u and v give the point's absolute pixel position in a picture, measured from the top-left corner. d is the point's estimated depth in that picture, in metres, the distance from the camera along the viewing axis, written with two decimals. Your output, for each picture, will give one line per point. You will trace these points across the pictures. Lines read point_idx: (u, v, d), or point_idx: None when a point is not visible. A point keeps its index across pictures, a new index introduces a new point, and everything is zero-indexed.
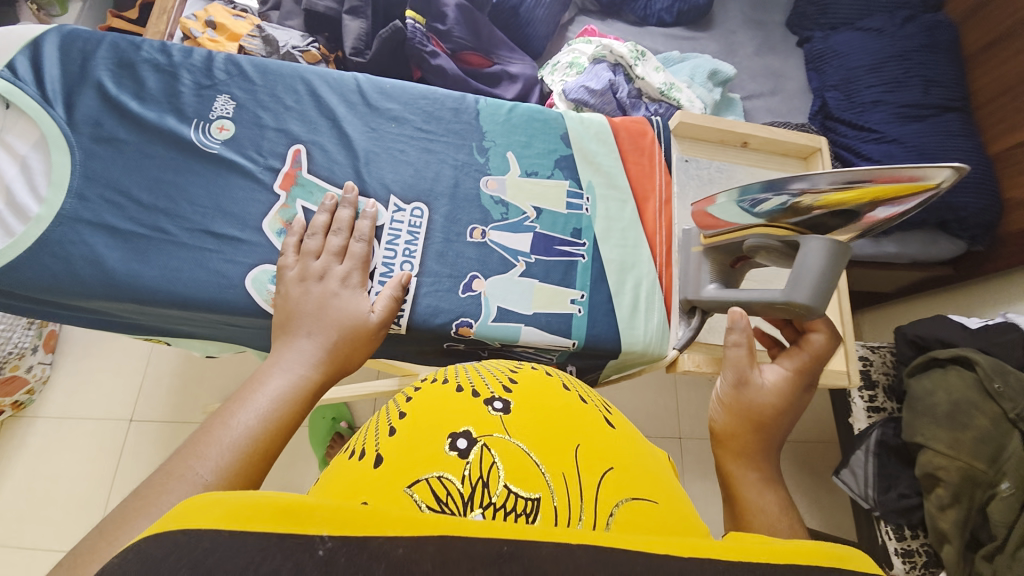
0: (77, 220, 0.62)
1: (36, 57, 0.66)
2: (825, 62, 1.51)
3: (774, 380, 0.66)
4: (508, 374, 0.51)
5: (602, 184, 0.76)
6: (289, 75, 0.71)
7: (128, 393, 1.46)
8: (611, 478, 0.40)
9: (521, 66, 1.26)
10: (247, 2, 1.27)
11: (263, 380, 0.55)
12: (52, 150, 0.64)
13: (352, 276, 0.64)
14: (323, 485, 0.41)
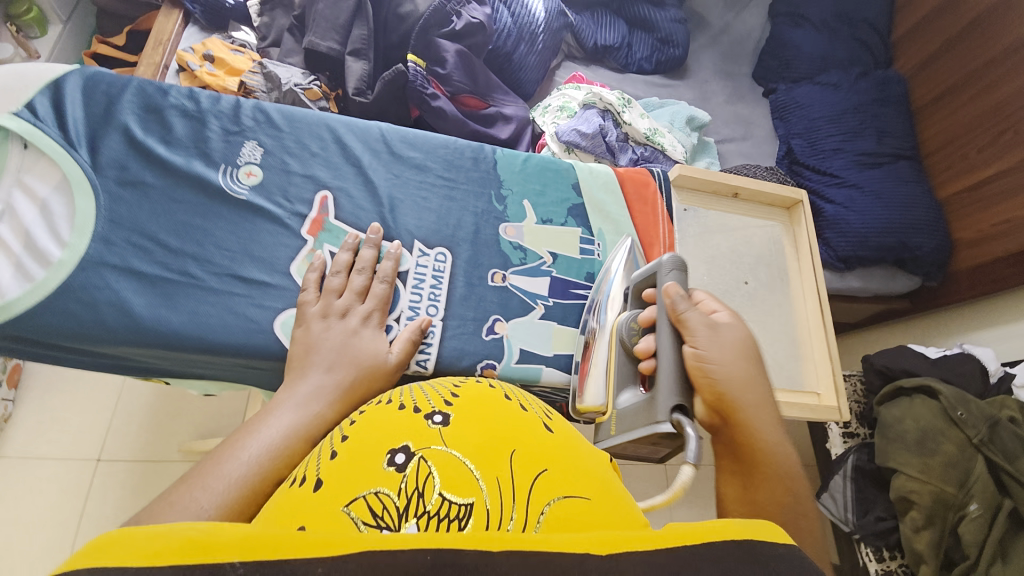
0: (101, 264, 0.61)
1: (55, 97, 0.64)
2: (789, 112, 1.64)
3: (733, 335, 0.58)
4: (450, 389, 0.54)
5: (611, 232, 0.80)
6: (315, 122, 0.72)
7: (95, 431, 1.38)
8: (544, 478, 0.42)
9: (514, 107, 1.33)
10: (245, 37, 1.28)
11: (275, 413, 0.53)
12: (76, 195, 0.62)
13: (373, 316, 0.65)
14: (262, 518, 0.41)
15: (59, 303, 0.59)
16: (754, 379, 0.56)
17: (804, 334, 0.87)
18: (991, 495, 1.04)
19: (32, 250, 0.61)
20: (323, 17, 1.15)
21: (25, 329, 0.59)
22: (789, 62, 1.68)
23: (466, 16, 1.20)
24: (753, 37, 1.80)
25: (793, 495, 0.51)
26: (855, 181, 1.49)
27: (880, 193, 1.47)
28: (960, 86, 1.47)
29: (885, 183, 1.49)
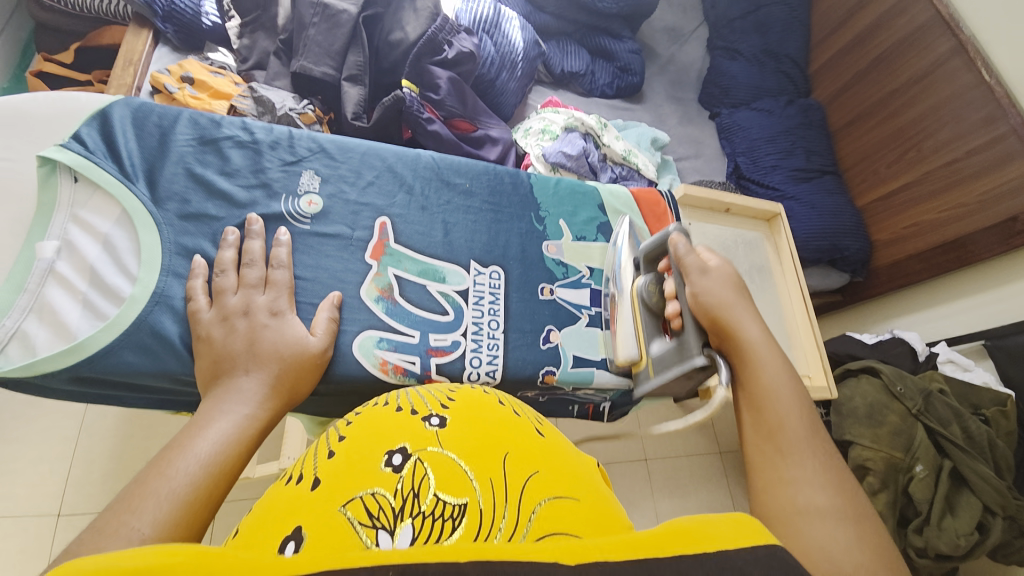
0: (169, 298, 0.56)
1: (108, 130, 0.59)
2: (733, 133, 1.82)
3: (719, 274, 0.65)
4: (447, 394, 0.54)
5: None
6: (365, 151, 0.70)
7: (51, 486, 1.29)
8: (536, 480, 0.43)
9: (498, 130, 1.37)
10: (224, 59, 1.25)
11: (201, 424, 0.46)
12: (138, 227, 0.57)
13: (279, 304, 0.57)
14: (258, 517, 0.40)
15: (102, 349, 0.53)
16: (737, 300, 0.63)
17: (790, 326, 0.95)
18: (933, 458, 1.24)
19: (97, 287, 0.56)
20: (314, 42, 1.16)
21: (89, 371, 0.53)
22: (729, 89, 1.88)
23: (456, 45, 1.27)
24: (694, 66, 2.00)
25: (789, 384, 0.56)
26: (793, 194, 1.72)
27: (815, 203, 1.70)
28: (869, 111, 1.75)
29: (818, 195, 1.73)
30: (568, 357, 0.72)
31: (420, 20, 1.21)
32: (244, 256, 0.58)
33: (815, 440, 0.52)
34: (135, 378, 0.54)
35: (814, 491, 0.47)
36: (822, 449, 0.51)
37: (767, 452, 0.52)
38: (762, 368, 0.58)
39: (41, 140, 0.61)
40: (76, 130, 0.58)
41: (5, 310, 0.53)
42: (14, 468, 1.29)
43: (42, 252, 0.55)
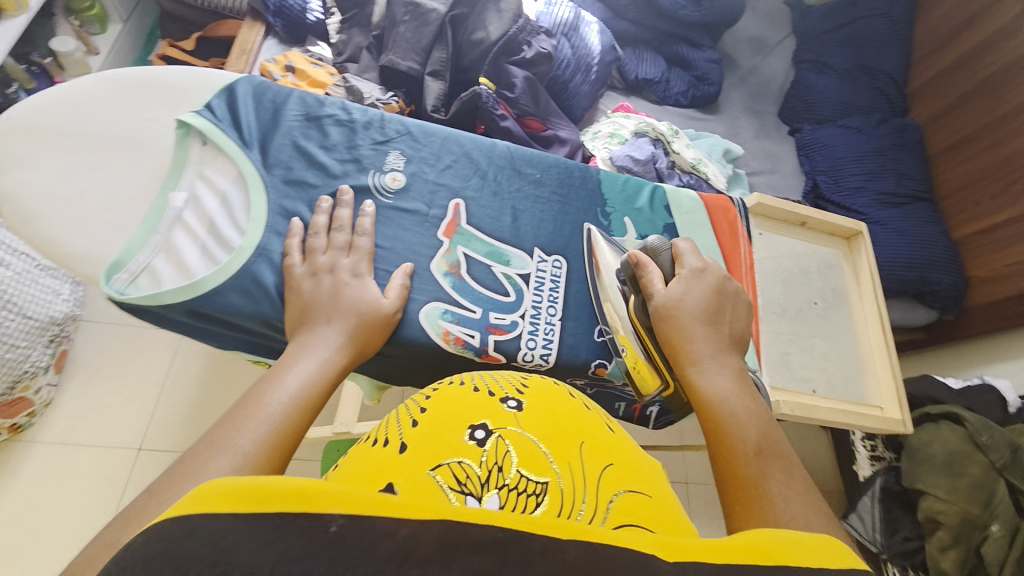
0: (271, 253, 0.63)
1: (233, 102, 0.68)
2: (814, 151, 1.73)
3: (683, 295, 0.64)
4: (520, 380, 0.56)
5: (702, 250, 0.77)
6: (446, 136, 0.75)
7: (138, 422, 1.45)
8: (611, 472, 0.45)
9: (568, 131, 1.39)
10: (323, 52, 1.36)
11: (291, 363, 0.52)
12: (251, 188, 0.65)
13: (359, 267, 0.63)
14: (347, 470, 0.44)
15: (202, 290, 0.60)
16: (715, 344, 0.62)
17: (865, 352, 0.86)
18: (1014, 516, 1.13)
19: (214, 238, 0.64)
20: (403, 39, 1.24)
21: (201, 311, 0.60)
22: (812, 105, 1.80)
23: (535, 46, 1.30)
24: (777, 79, 1.93)
25: (760, 423, 0.55)
26: (878, 218, 1.60)
27: (901, 230, 1.58)
28: (973, 137, 1.60)
29: (907, 222, 1.60)
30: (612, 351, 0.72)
31: (503, 21, 1.27)
32: (334, 221, 0.64)
33: (795, 486, 0.49)
34: (236, 319, 0.61)
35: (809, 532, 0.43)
36: (801, 484, 0.49)
37: (745, 479, 0.49)
38: (729, 415, 0.55)
39: (176, 104, 0.69)
40: (206, 98, 0.67)
41: (139, 247, 0.62)
42: (111, 402, 1.47)
43: (174, 201, 0.64)
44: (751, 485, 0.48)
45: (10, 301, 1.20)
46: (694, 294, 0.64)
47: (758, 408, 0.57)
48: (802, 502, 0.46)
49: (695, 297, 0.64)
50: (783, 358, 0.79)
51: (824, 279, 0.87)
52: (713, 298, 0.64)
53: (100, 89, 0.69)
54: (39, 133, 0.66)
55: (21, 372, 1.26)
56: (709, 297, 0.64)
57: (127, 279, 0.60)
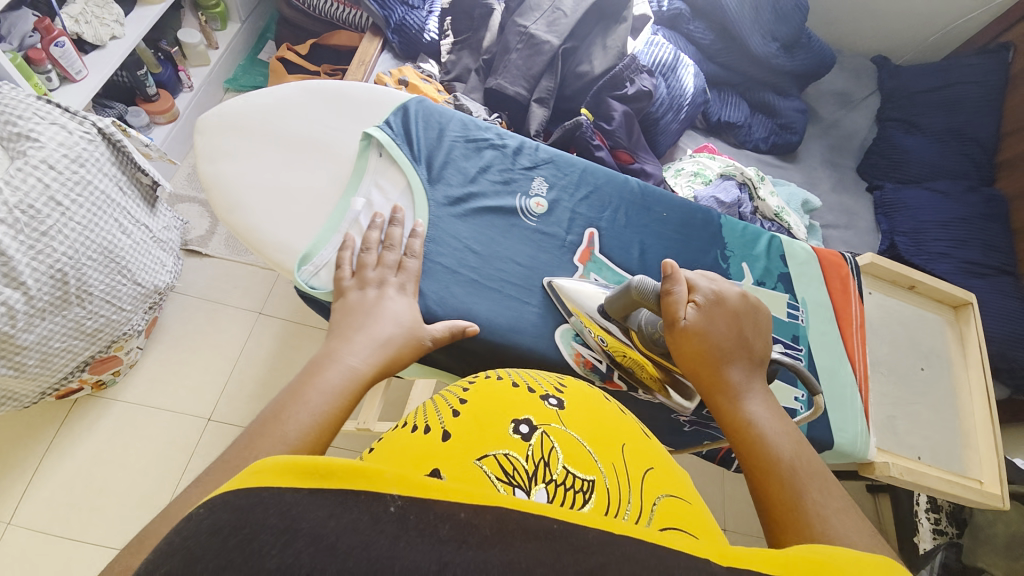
0: (435, 262, 0.72)
1: (406, 120, 0.80)
2: (896, 211, 1.72)
3: (708, 316, 0.64)
4: (557, 381, 0.59)
5: (815, 302, 0.79)
6: (584, 167, 0.83)
7: (209, 393, 1.51)
8: (652, 475, 0.48)
9: (652, 166, 1.40)
10: (431, 68, 1.44)
11: (314, 378, 0.53)
12: (417, 200, 0.76)
13: (406, 286, 0.68)
14: (391, 449, 0.46)
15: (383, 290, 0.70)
16: (742, 365, 0.63)
17: (966, 424, 0.85)
18: None
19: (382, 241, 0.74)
20: (514, 65, 1.31)
21: None
22: (899, 164, 1.79)
23: (638, 83, 1.35)
24: (859, 135, 1.92)
25: (792, 441, 0.57)
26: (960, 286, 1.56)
27: (983, 302, 1.54)
28: None
29: (990, 295, 1.55)
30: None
31: (609, 57, 1.33)
32: (386, 239, 0.71)
33: (836, 502, 0.51)
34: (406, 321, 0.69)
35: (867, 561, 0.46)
36: (839, 499, 0.52)
37: (782, 501, 0.51)
38: (764, 437, 0.57)
39: (362, 121, 0.83)
40: (384, 115, 0.80)
41: (323, 243, 0.73)
42: (184, 370, 1.53)
43: (355, 205, 0.75)
44: (791, 509, 0.50)
45: (125, 268, 1.21)
46: (719, 314, 0.64)
47: (788, 426, 0.58)
48: (847, 522, 0.49)
49: (721, 317, 0.64)
50: (889, 422, 0.82)
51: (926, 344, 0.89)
52: (738, 317, 0.64)
53: (300, 101, 0.83)
54: (249, 136, 0.81)
55: (120, 333, 1.29)
56: (736, 317, 0.64)
57: (312, 271, 0.71)
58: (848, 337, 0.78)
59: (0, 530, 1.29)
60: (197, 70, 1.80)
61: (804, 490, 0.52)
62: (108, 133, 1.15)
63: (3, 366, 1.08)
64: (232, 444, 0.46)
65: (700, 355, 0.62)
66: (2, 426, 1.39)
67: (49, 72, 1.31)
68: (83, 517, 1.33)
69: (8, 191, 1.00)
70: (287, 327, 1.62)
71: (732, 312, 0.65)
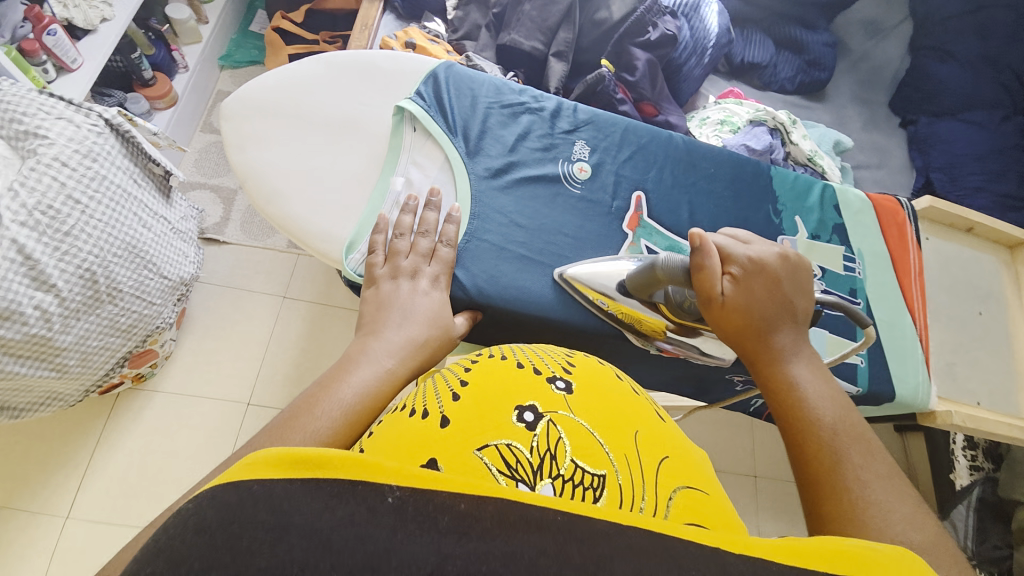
0: (483, 238, 0.75)
1: (437, 89, 0.81)
2: (930, 145, 1.63)
3: (748, 280, 0.65)
4: (566, 358, 0.58)
5: (870, 251, 0.80)
6: (625, 127, 0.83)
7: (244, 379, 1.54)
8: (666, 465, 0.47)
9: (674, 116, 1.32)
10: (438, 28, 1.36)
11: (347, 372, 0.53)
12: (456, 173, 0.77)
13: (440, 277, 0.69)
14: (387, 437, 0.46)
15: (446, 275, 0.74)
16: (786, 329, 0.63)
17: (1022, 367, 0.89)
18: None
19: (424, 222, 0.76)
20: (528, 18, 1.24)
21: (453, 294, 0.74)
22: (933, 96, 1.67)
23: (661, 27, 1.26)
24: (891, 66, 1.79)
25: (837, 405, 0.57)
26: None
27: None
28: None
29: None
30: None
31: (627, 1, 1.24)
32: (421, 224, 0.72)
33: (880, 466, 0.51)
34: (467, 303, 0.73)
35: (903, 523, 0.45)
36: (882, 462, 0.51)
37: (821, 459, 0.52)
38: (804, 399, 0.57)
39: (391, 93, 0.83)
40: (415, 87, 0.81)
41: (365, 227, 0.75)
42: (217, 359, 1.55)
43: (395, 186, 0.76)
44: (830, 469, 0.51)
45: (150, 261, 1.19)
46: (760, 278, 0.65)
47: (833, 391, 0.58)
48: (885, 486, 0.48)
49: (761, 281, 0.65)
50: (947, 368, 0.84)
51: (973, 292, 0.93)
52: (780, 282, 0.65)
53: (325, 75, 0.83)
54: (278, 117, 0.81)
55: (153, 327, 1.29)
56: (777, 281, 0.65)
57: (358, 258, 0.73)
58: (905, 286, 0.80)
59: (67, 518, 1.36)
60: (190, 48, 1.72)
61: (845, 450, 0.52)
62: (115, 124, 1.11)
63: (46, 369, 1.09)
64: (262, 432, 0.46)
65: (741, 317, 0.63)
66: (50, 424, 1.44)
67: (45, 63, 1.24)
68: (141, 503, 1.39)
69: (26, 193, 0.98)
70: (313, 308, 1.62)
71: (775, 275, 0.65)
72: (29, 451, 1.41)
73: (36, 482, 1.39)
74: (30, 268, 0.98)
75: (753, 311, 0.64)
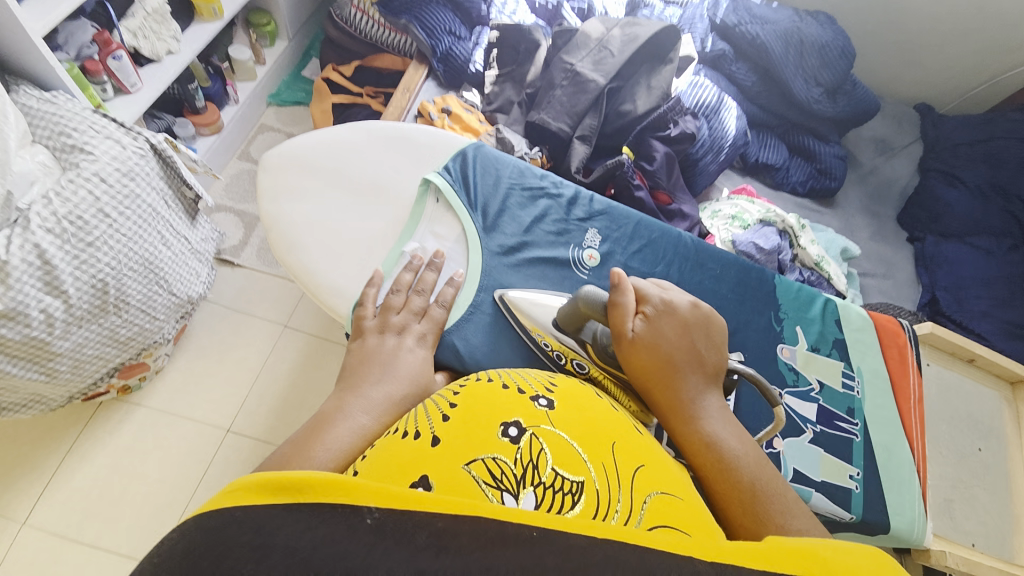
0: (485, 310, 0.79)
1: (463, 167, 0.90)
2: (935, 264, 1.66)
3: (660, 326, 0.68)
4: (548, 381, 0.59)
5: (870, 370, 0.81)
6: (636, 222, 0.90)
7: (229, 405, 1.51)
8: (641, 473, 0.49)
9: (688, 206, 1.37)
10: (474, 98, 1.46)
11: (325, 433, 0.52)
12: (470, 247, 0.84)
13: (427, 336, 0.72)
14: (379, 460, 0.47)
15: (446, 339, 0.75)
16: (698, 377, 0.66)
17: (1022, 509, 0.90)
18: None
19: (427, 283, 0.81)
20: (558, 101, 1.32)
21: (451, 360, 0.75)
22: (939, 216, 1.73)
23: (681, 125, 1.35)
24: (900, 183, 1.85)
25: (751, 457, 0.61)
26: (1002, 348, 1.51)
27: None
28: None
29: None
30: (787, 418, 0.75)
31: (653, 97, 1.33)
32: (417, 283, 0.77)
33: (794, 517, 0.56)
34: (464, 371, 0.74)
35: None
36: (795, 513, 0.56)
37: (743, 517, 0.56)
38: (723, 455, 0.61)
39: (420, 165, 0.92)
40: (444, 162, 0.90)
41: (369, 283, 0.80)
42: (206, 381, 1.53)
43: (407, 248, 0.82)
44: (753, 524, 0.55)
45: (162, 278, 1.22)
46: (671, 326, 0.68)
47: (745, 441, 0.62)
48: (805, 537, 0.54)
49: (673, 329, 0.68)
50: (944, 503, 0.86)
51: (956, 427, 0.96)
52: (691, 329, 0.68)
53: (359, 140, 0.93)
54: (309, 173, 0.90)
55: (151, 342, 1.29)
56: (689, 328, 0.68)
57: None
58: (905, 410, 0.79)
59: (15, 528, 1.30)
60: (243, 85, 1.85)
61: (762, 506, 0.56)
62: (158, 148, 1.18)
63: (36, 371, 1.08)
64: None
65: (656, 366, 0.65)
66: (25, 425, 1.41)
67: (105, 83, 1.35)
68: (95, 523, 1.32)
69: (59, 202, 1.03)
70: (310, 342, 1.62)
71: (685, 324, 0.68)
72: None
73: None
74: (46, 272, 1.01)
75: (666, 356, 0.66)
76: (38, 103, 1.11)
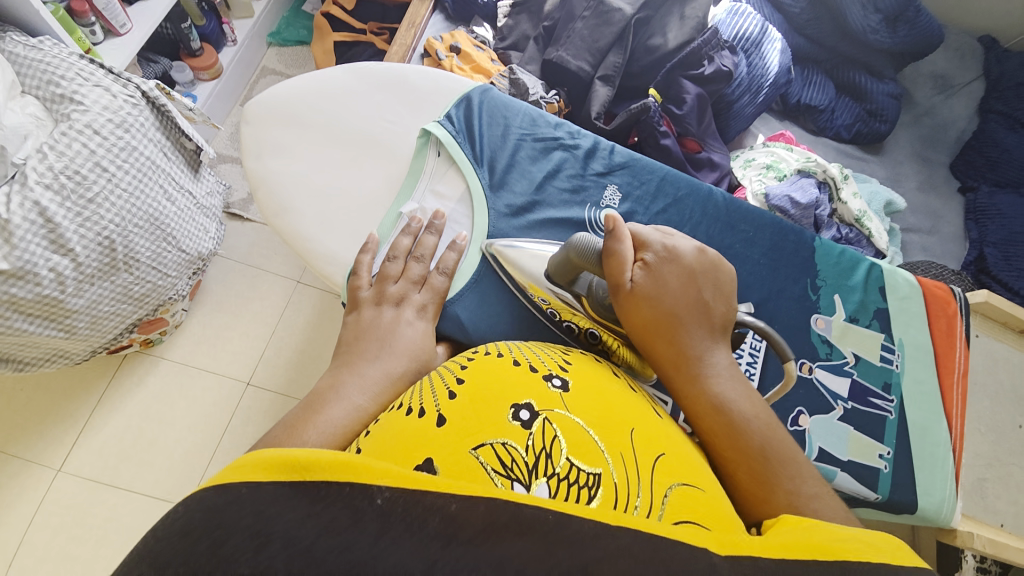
0: (493, 276, 0.75)
1: (468, 115, 0.83)
2: (988, 217, 1.52)
3: (661, 275, 0.62)
4: (561, 359, 0.54)
5: (912, 343, 0.77)
6: (661, 175, 0.82)
7: (247, 358, 1.53)
8: (662, 463, 0.44)
9: (719, 155, 1.25)
10: (486, 34, 1.33)
11: (319, 411, 0.50)
12: (476, 207, 0.78)
13: (427, 308, 0.69)
14: (378, 441, 0.43)
15: (449, 309, 0.72)
16: (704, 334, 0.60)
17: None
18: None
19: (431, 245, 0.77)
20: (579, 36, 1.19)
21: (455, 329, 0.72)
22: (998, 163, 1.56)
23: (717, 62, 1.19)
24: (958, 125, 1.67)
25: (762, 420, 0.55)
26: None
27: None
28: None
29: None
30: (818, 394, 0.73)
31: (686, 29, 1.19)
32: (417, 248, 0.73)
33: (807, 488, 0.51)
34: (469, 341, 0.72)
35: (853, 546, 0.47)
36: (807, 483, 0.52)
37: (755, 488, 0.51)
38: (733, 420, 0.55)
39: (421, 116, 0.85)
40: (448, 110, 0.83)
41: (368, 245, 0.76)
42: (223, 335, 1.55)
43: (407, 209, 0.78)
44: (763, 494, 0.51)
45: (170, 235, 1.19)
46: (674, 276, 0.62)
47: (756, 403, 0.56)
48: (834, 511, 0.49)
49: (676, 280, 0.61)
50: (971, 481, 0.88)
51: (989, 400, 0.94)
52: (696, 280, 0.62)
53: (355, 86, 0.87)
54: (303, 128, 0.85)
55: (166, 298, 1.29)
56: (694, 278, 0.62)
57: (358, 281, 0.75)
58: (949, 387, 0.76)
59: (55, 473, 1.38)
60: (240, 23, 1.73)
61: (772, 474, 0.51)
62: (151, 97, 1.12)
63: (55, 329, 1.09)
64: None
65: (657, 319, 0.60)
66: (56, 377, 1.47)
67: (94, 25, 1.26)
68: (129, 468, 1.40)
69: (54, 157, 0.99)
70: (323, 297, 1.61)
71: (691, 273, 0.62)
72: (33, 400, 1.44)
73: (35, 431, 1.41)
74: (49, 231, 0.99)
75: (668, 308, 0.60)
76: (20, 48, 1.04)
